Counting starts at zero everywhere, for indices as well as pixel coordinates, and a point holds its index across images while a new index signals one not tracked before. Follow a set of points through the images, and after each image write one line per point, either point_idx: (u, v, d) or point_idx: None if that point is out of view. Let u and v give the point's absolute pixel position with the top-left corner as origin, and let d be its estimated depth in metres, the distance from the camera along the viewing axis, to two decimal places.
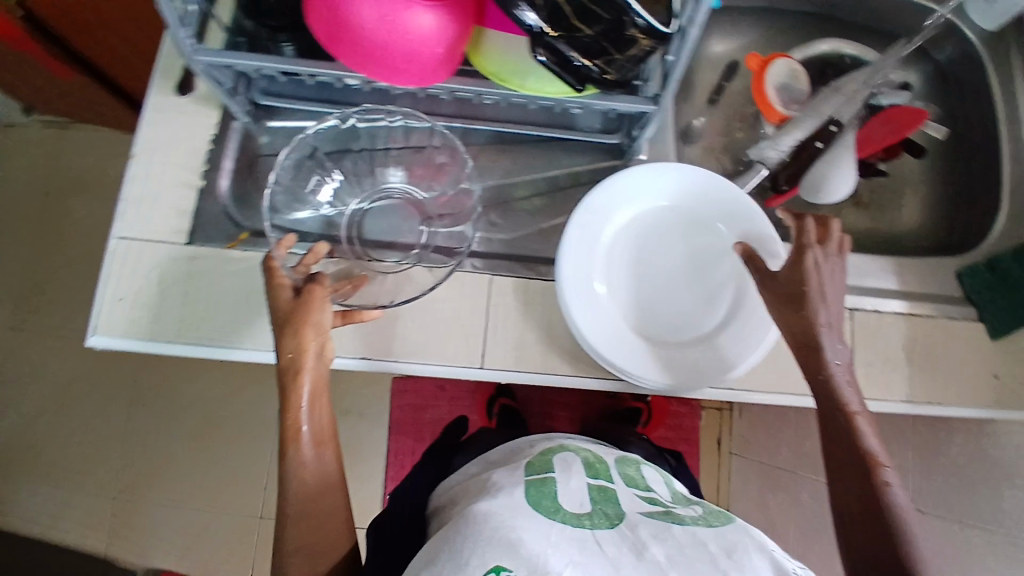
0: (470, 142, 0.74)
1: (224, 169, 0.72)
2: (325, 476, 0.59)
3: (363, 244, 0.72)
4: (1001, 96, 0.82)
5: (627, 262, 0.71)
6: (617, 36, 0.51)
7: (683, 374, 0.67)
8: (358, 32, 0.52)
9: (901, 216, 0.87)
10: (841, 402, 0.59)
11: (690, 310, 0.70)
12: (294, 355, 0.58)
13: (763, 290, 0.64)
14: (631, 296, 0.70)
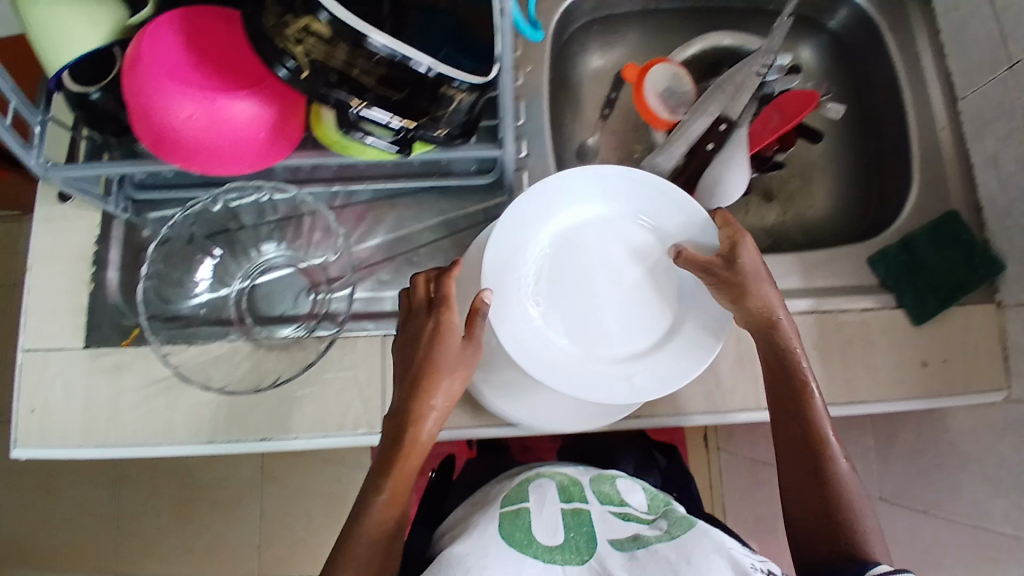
0: (354, 201, 0.72)
1: (112, 264, 0.72)
2: (381, 526, 0.56)
3: (252, 321, 0.68)
4: (902, 61, 0.79)
5: (563, 274, 0.65)
6: (430, 96, 0.50)
7: (653, 383, 0.61)
8: (171, 132, 0.51)
9: (813, 203, 0.85)
10: (796, 377, 0.59)
11: (633, 322, 0.65)
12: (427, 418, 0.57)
13: (709, 283, 0.61)
14: (564, 315, 0.65)
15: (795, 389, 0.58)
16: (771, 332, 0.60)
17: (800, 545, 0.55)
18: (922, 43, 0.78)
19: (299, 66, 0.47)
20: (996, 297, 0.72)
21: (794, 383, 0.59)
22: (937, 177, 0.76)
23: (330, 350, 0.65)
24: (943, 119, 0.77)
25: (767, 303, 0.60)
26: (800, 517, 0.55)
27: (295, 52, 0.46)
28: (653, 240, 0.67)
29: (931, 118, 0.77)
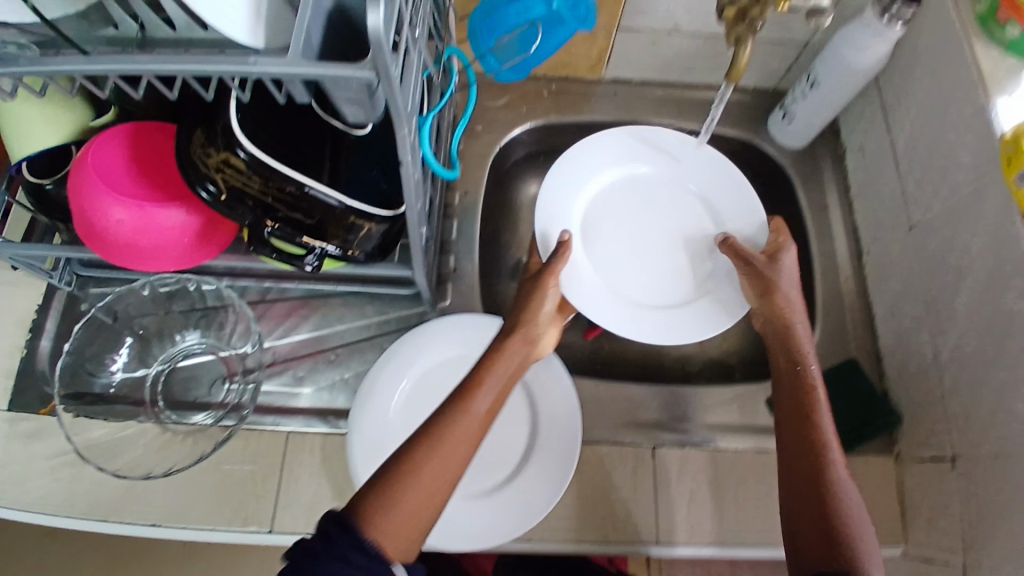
0: (287, 296, 0.77)
1: (47, 331, 0.76)
2: (443, 468, 0.49)
3: (164, 404, 0.72)
4: (811, 213, 0.86)
5: (615, 208, 0.76)
6: (337, 223, 0.55)
7: (667, 332, 0.70)
8: (98, 231, 0.55)
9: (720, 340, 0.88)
10: (804, 381, 0.60)
11: (660, 277, 0.74)
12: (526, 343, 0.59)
13: (750, 269, 0.66)
14: (607, 252, 0.74)
15: (803, 389, 0.59)
16: (785, 331, 0.62)
17: (798, 549, 0.54)
18: (830, 199, 0.86)
19: (222, 191, 0.52)
20: (894, 448, 0.75)
21: (802, 385, 0.59)
22: (839, 326, 0.81)
23: (229, 441, 0.68)
24: (847, 271, 0.83)
25: (791, 306, 0.63)
26: (803, 513, 0.54)
27: (217, 179, 0.51)
28: (706, 216, 0.76)
29: (836, 269, 0.83)
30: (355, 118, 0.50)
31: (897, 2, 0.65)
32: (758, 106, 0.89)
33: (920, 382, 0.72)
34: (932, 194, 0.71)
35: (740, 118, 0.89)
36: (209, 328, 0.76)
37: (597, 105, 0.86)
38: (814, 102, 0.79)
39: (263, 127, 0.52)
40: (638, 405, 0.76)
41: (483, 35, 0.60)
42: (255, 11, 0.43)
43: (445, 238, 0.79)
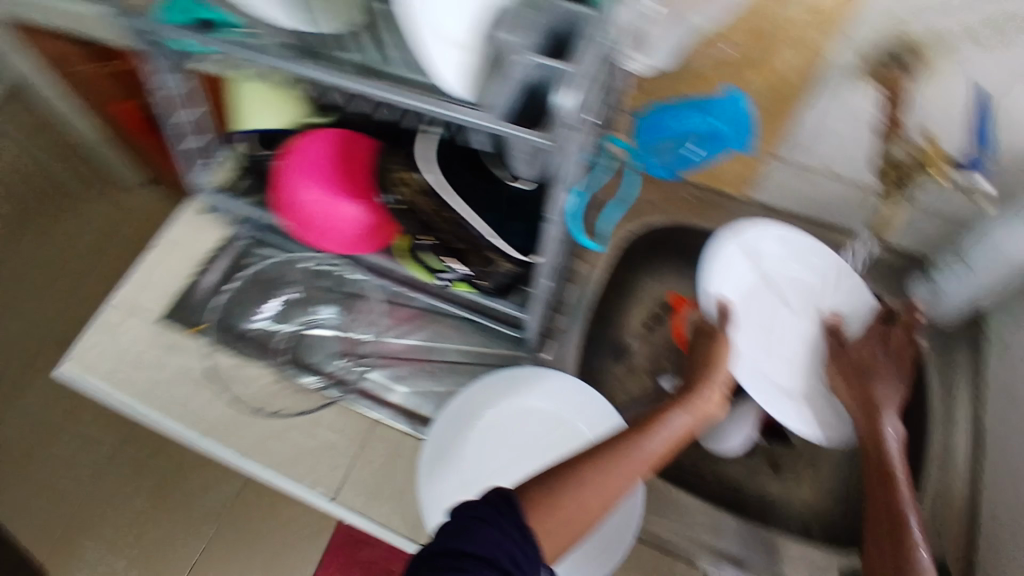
0: (413, 304, 0.86)
1: (216, 269, 0.87)
2: (610, 483, 0.55)
3: (286, 358, 0.82)
4: (931, 390, 0.83)
5: (758, 297, 0.80)
6: (481, 255, 0.65)
7: (780, 412, 0.73)
8: (293, 206, 0.67)
9: (804, 490, 0.84)
10: (900, 502, 0.63)
11: (792, 368, 0.77)
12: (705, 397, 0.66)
13: (837, 362, 0.75)
14: (748, 332, 0.77)
15: (895, 502, 0.64)
16: (873, 421, 0.69)
17: None
18: (958, 385, 0.83)
19: (401, 200, 0.64)
20: None
21: (896, 504, 0.63)
22: (935, 514, 0.76)
23: (329, 407, 0.78)
24: (963, 466, 0.78)
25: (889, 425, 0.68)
26: None
27: (400, 191, 0.64)
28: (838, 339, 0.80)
29: (951, 461, 0.79)
30: (521, 171, 0.58)
31: None
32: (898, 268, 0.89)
33: None
34: None
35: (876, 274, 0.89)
36: (342, 309, 0.86)
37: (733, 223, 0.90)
38: (963, 280, 0.78)
39: (455, 163, 0.62)
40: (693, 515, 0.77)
41: (647, 130, 0.67)
42: (467, 70, 0.53)
43: (561, 299, 0.86)
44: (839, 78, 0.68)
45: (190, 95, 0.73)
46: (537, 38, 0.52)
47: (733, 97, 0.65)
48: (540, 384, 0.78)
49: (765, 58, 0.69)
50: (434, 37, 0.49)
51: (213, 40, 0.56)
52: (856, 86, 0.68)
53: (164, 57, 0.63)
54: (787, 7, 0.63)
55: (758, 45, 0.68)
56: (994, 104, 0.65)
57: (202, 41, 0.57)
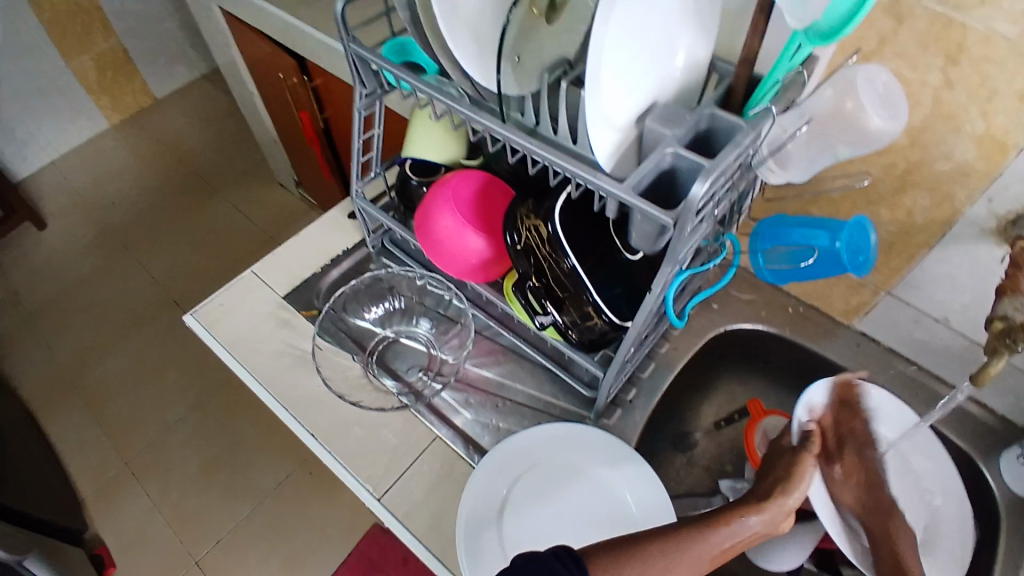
0: (499, 341, 0.91)
1: (340, 267, 0.97)
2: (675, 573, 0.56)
3: (375, 360, 0.89)
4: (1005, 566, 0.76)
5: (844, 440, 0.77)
6: (578, 308, 0.68)
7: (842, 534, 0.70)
8: (429, 229, 0.75)
9: None
10: None
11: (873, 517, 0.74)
12: (779, 508, 0.64)
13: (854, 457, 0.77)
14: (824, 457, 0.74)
15: None
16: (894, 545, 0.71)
17: None
18: None
19: (519, 241, 0.68)
20: None
21: None
22: None
23: (398, 412, 0.83)
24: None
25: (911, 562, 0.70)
26: None
27: (522, 233, 0.67)
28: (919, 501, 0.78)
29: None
30: (638, 242, 0.63)
31: None
32: (1000, 434, 0.84)
33: None
34: None
35: (972, 434, 0.84)
36: (435, 329, 0.93)
37: (832, 344, 0.90)
38: None
39: (576, 220, 0.66)
40: None
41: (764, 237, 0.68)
42: (616, 150, 0.64)
43: (638, 372, 0.89)
44: (967, 232, 0.67)
45: (378, 117, 0.83)
46: (685, 137, 0.61)
47: (864, 221, 0.61)
48: (591, 446, 0.79)
49: (896, 197, 0.70)
50: (605, 118, 0.61)
51: (413, 78, 0.68)
52: (987, 243, 0.67)
53: (366, 82, 0.77)
54: (932, 157, 0.64)
55: (892, 181, 0.69)
56: None
57: (401, 74, 0.69)
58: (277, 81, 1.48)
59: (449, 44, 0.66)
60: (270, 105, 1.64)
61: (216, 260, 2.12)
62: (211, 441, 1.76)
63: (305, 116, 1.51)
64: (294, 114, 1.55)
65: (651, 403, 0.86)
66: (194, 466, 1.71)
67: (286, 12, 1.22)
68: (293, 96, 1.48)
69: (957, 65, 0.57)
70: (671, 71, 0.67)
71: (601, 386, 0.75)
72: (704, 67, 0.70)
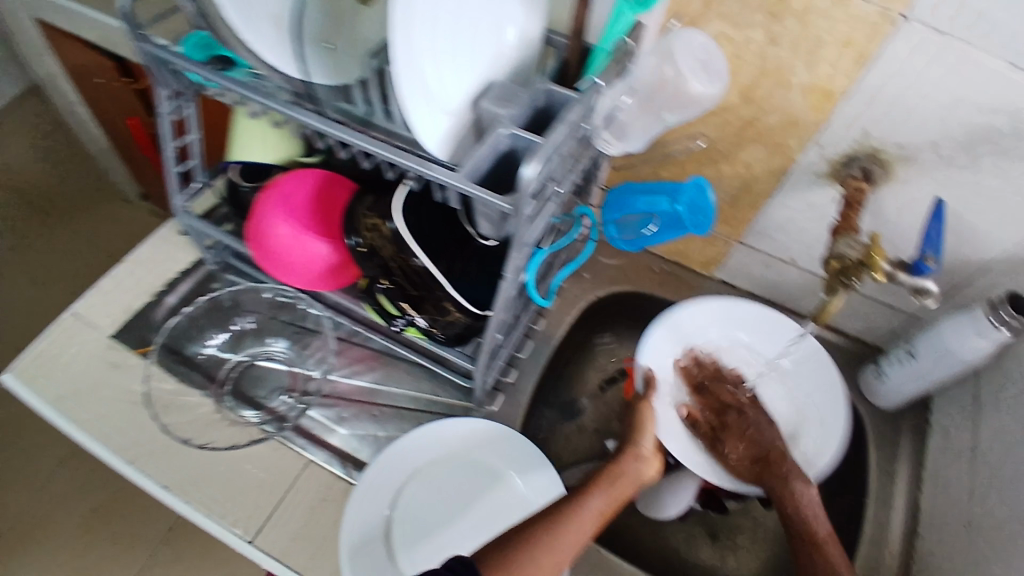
0: (368, 345, 0.86)
1: (178, 290, 0.86)
2: (565, 548, 0.57)
3: (230, 391, 0.80)
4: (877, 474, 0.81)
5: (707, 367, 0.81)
6: (434, 305, 0.64)
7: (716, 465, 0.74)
8: (262, 240, 0.67)
9: (732, 559, 0.85)
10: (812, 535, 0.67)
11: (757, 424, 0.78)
12: (638, 460, 0.68)
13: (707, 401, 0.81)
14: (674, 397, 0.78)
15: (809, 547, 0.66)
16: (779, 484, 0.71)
17: None
18: (901, 467, 0.81)
19: (362, 244, 0.62)
20: None
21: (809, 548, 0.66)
22: None
23: (261, 443, 0.76)
24: (896, 545, 0.75)
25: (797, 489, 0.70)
26: None
27: (364, 234, 0.62)
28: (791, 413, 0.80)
29: (884, 539, 0.76)
30: (486, 230, 0.59)
31: (1009, 307, 0.64)
32: (853, 356, 0.89)
33: None
34: (1000, 512, 0.65)
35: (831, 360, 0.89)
36: (292, 345, 0.85)
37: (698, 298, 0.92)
38: (907, 372, 0.77)
39: (421, 211, 0.61)
40: None
41: (614, 207, 0.67)
42: (452, 135, 0.58)
43: (516, 353, 0.86)
44: (801, 177, 0.70)
45: (193, 121, 0.73)
46: (522, 116, 0.57)
47: (701, 183, 0.61)
48: (458, 436, 0.77)
49: (736, 153, 0.71)
50: (435, 101, 0.55)
51: (215, 75, 0.59)
52: (821, 186, 0.69)
53: (170, 84, 0.66)
54: (764, 111, 0.65)
55: (729, 138, 0.70)
56: (948, 216, 0.66)
57: (206, 75, 0.59)
58: (97, 86, 1.31)
59: (245, 36, 0.56)
60: (92, 115, 1.44)
61: (42, 283, 1.69)
62: (40, 497, 1.42)
63: (135, 123, 1.34)
64: (121, 122, 1.37)
65: (531, 385, 0.85)
66: (61, 535, 1.38)
67: (89, 8, 1.06)
68: (116, 101, 1.30)
69: (778, 19, 0.57)
70: (504, 48, 0.63)
71: (476, 379, 0.72)
72: (538, 42, 0.66)
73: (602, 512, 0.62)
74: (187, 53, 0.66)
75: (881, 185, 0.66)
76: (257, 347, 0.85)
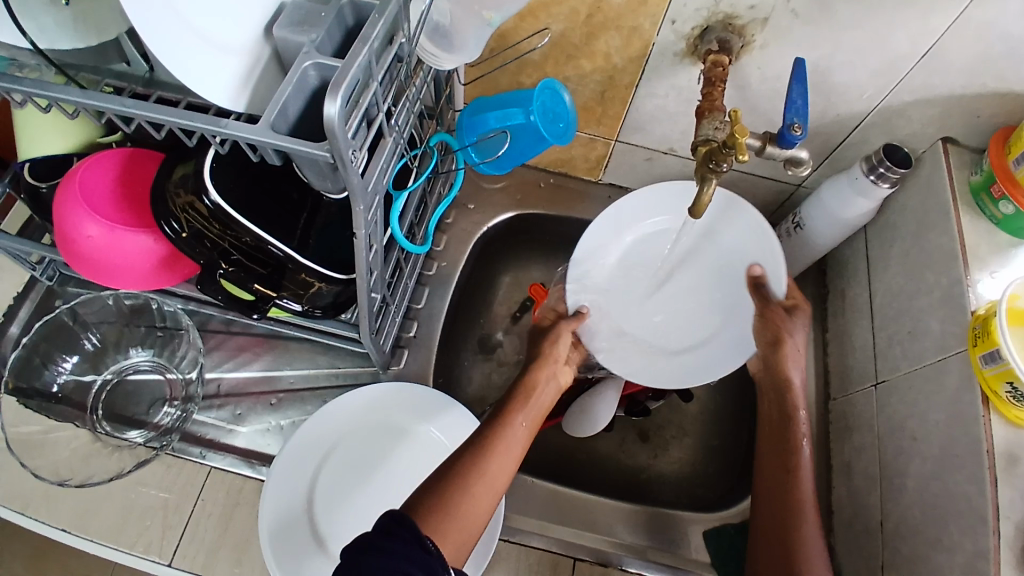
0: (250, 331, 0.78)
1: (18, 319, 0.75)
2: (497, 472, 0.56)
3: (105, 416, 0.73)
4: None
5: (641, 265, 0.76)
6: (290, 278, 0.57)
7: (652, 368, 0.71)
8: (71, 244, 0.57)
9: (666, 456, 0.85)
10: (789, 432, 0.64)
11: (690, 320, 0.74)
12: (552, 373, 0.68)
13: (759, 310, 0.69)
14: (605, 305, 0.74)
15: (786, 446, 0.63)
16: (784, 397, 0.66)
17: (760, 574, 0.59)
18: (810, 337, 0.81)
19: (184, 229, 0.53)
20: None
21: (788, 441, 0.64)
22: None
23: (150, 462, 0.69)
24: (813, 411, 0.77)
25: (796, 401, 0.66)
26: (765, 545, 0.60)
27: (179, 218, 0.53)
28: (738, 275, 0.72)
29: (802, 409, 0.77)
30: (320, 184, 0.51)
31: (886, 161, 0.62)
32: None
33: (865, 549, 0.66)
34: (905, 359, 0.65)
35: None
36: (156, 352, 0.77)
37: (590, 208, 0.88)
38: (796, 244, 0.76)
39: (242, 180, 0.54)
40: (571, 515, 0.73)
41: (466, 130, 0.60)
42: (245, 82, 0.50)
43: (413, 304, 0.80)
44: (662, 59, 0.64)
45: None
46: (327, 41, 0.48)
47: (551, 85, 0.57)
48: (364, 405, 0.72)
49: (590, 45, 0.64)
50: (208, 47, 0.46)
51: None
52: (683, 66, 0.64)
53: None
54: None
55: (577, 28, 0.63)
56: (816, 75, 0.62)
57: None
58: None
59: None
60: None
61: None
62: None
63: None
64: None
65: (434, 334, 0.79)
66: None
67: None
68: None
69: None
70: None
71: (366, 345, 0.65)
72: None
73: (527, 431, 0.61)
74: None
75: (741, 55, 0.61)
76: (117, 364, 0.77)
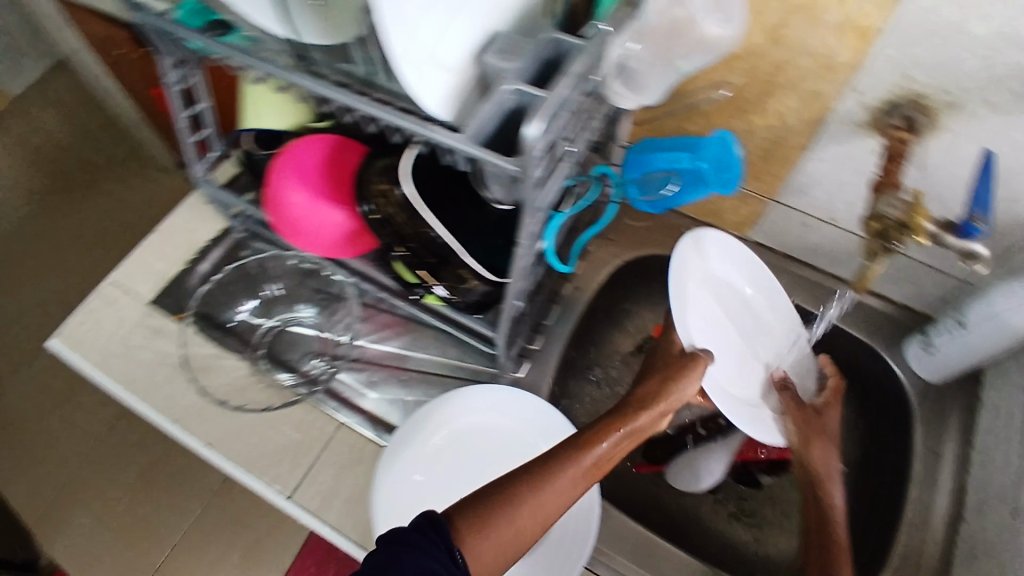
0: (395, 311, 0.87)
1: (208, 258, 0.88)
2: (555, 498, 0.54)
3: (264, 355, 0.84)
4: (922, 451, 0.77)
5: (723, 305, 0.78)
6: (451, 271, 0.65)
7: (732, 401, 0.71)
8: (278, 208, 0.68)
9: (763, 530, 0.84)
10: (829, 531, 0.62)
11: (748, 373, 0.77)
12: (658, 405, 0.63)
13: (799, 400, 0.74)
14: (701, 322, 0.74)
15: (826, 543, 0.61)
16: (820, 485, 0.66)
17: None
18: (948, 449, 0.77)
19: (376, 211, 0.63)
20: None
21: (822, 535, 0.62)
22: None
23: (295, 406, 0.79)
24: (941, 531, 0.72)
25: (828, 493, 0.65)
26: None
27: (375, 201, 0.63)
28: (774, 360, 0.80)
29: (926, 523, 0.73)
30: (497, 194, 0.58)
31: None
32: (900, 324, 0.84)
33: None
34: None
35: (874, 327, 0.84)
36: (315, 313, 0.88)
37: None
38: (954, 343, 0.72)
39: (432, 178, 0.61)
40: (656, 560, 0.73)
41: (633, 167, 0.64)
42: (452, 96, 0.57)
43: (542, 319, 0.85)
44: (838, 128, 0.65)
45: (201, 88, 0.76)
46: (528, 68, 0.55)
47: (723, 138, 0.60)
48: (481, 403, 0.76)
49: (764, 103, 0.66)
50: (433, 62, 0.53)
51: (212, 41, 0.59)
52: (859, 136, 0.64)
53: (174, 53, 0.66)
54: (795, 54, 0.60)
55: (756, 86, 0.65)
56: (1006, 170, 0.60)
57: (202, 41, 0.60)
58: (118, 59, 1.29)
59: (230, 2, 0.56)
60: (121, 89, 1.43)
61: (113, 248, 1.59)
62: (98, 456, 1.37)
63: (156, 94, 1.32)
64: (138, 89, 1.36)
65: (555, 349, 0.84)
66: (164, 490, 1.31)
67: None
68: (138, 73, 1.29)
69: None
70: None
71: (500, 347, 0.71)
72: None
73: (607, 460, 0.58)
74: (184, 18, 0.64)
75: (925, 135, 0.61)
76: (282, 315, 0.88)
